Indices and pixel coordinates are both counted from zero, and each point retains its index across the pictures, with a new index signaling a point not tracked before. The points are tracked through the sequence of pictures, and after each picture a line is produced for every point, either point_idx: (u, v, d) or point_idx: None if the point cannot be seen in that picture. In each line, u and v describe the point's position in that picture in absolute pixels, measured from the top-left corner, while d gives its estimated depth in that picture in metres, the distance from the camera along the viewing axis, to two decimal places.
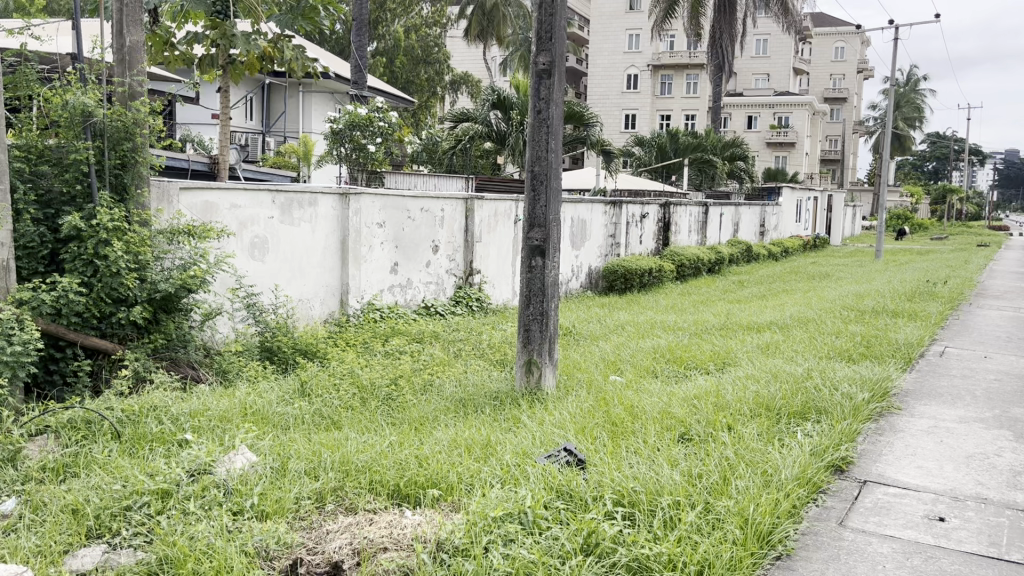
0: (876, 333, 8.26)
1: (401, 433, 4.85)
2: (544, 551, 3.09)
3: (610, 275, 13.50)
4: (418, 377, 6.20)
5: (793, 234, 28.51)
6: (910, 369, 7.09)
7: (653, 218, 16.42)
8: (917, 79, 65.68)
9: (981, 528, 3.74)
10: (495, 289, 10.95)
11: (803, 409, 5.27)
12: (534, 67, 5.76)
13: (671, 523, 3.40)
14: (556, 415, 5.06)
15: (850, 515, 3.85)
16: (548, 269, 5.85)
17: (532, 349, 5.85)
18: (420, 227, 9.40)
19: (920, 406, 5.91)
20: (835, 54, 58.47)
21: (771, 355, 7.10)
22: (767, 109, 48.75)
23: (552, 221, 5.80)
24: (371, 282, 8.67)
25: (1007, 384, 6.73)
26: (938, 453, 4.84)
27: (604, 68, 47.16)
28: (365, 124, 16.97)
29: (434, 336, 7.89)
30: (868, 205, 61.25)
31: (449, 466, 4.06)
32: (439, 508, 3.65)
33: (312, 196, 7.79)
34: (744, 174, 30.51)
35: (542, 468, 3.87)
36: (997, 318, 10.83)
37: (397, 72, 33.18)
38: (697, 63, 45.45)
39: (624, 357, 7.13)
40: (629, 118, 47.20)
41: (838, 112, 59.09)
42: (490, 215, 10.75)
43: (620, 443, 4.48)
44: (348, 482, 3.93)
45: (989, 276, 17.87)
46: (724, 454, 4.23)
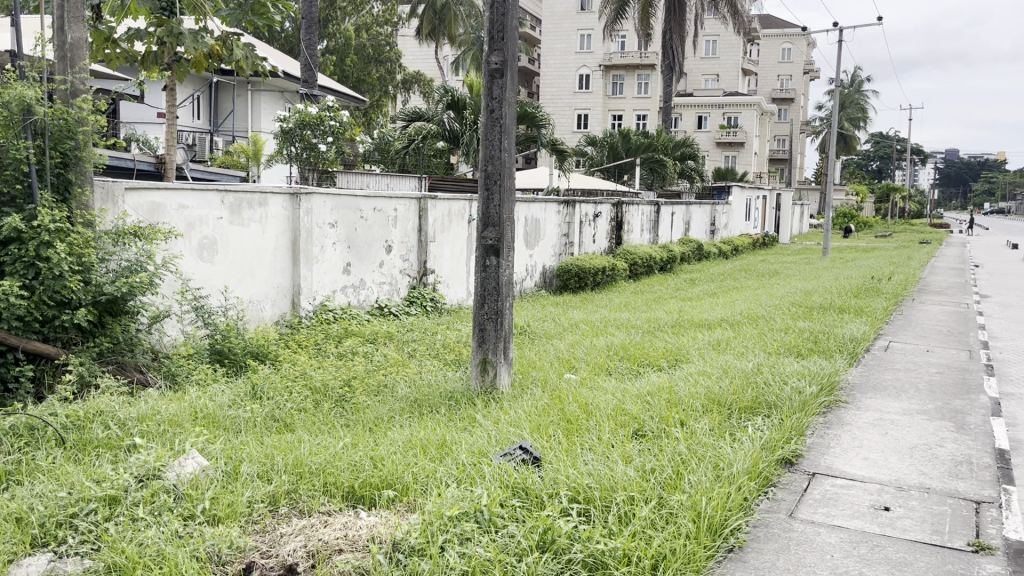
0: (824, 328, 8.44)
1: (355, 433, 4.83)
2: (500, 549, 3.09)
3: (563, 274, 13.54)
4: (372, 377, 6.16)
5: (743, 233, 28.95)
6: (857, 364, 7.26)
7: (606, 217, 16.53)
8: (861, 79, 67.23)
9: (925, 516, 3.85)
10: (449, 289, 10.93)
11: (754, 404, 5.37)
12: (487, 66, 5.75)
13: (625, 518, 3.43)
14: (511, 413, 5.07)
15: (799, 506, 3.93)
16: (502, 269, 5.85)
17: (487, 348, 5.86)
18: (372, 227, 9.34)
19: (866, 400, 6.06)
20: (781, 55, 59.53)
21: (722, 351, 7.22)
22: (716, 110, 49.47)
23: (506, 220, 5.81)
24: (323, 283, 8.58)
25: (948, 377, 6.94)
26: (884, 445, 4.96)
27: (556, 67, 47.36)
28: (315, 123, 16.79)
29: (388, 336, 7.84)
30: (815, 204, 62.49)
31: (405, 466, 4.05)
32: (395, 509, 3.63)
33: (261, 195, 7.69)
34: (695, 174, 30.93)
35: (498, 467, 3.87)
36: (939, 313, 11.15)
37: (348, 71, 32.89)
38: (648, 64, 45.89)
39: (579, 355, 7.17)
40: (582, 118, 47.49)
41: (785, 113, 60.23)
42: (444, 214, 10.72)
43: (574, 440, 4.50)
44: (302, 485, 3.89)
45: (932, 272, 18.36)
46: (678, 449, 4.28)
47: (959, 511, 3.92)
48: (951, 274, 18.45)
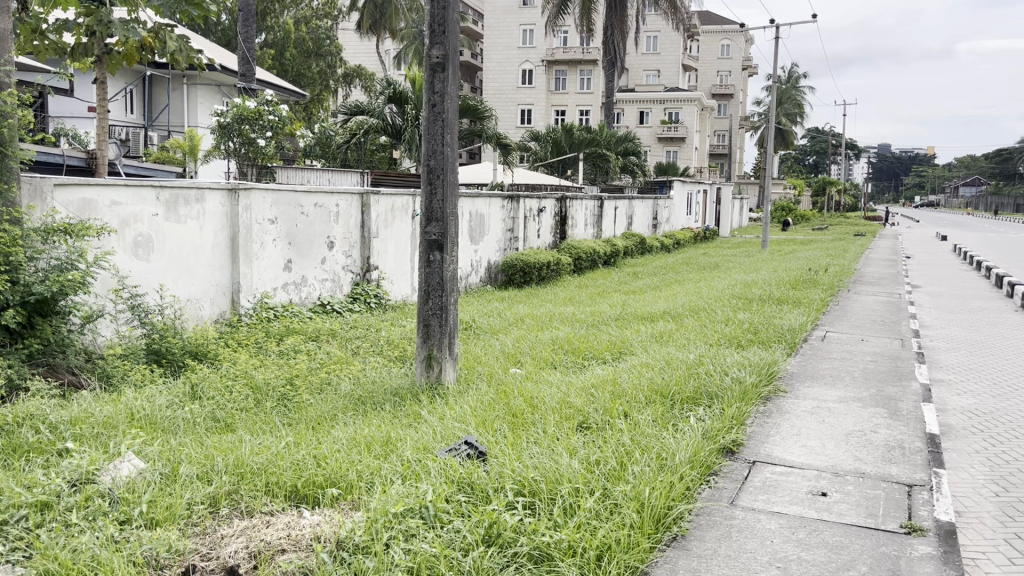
0: (763, 319, 8.61)
1: (297, 433, 4.77)
2: (446, 544, 3.08)
3: (508, 269, 13.54)
4: (315, 375, 6.09)
5: (684, 227, 29.35)
6: (794, 353, 7.42)
7: (550, 212, 16.59)
8: (798, 76, 68.71)
9: (860, 501, 3.95)
10: (394, 285, 10.85)
11: (695, 394, 5.45)
12: (428, 60, 5.72)
13: (570, 510, 3.45)
14: (457, 409, 5.06)
15: (740, 494, 4.01)
16: (446, 264, 5.82)
17: (432, 344, 5.83)
18: (314, 223, 9.22)
19: (804, 388, 6.20)
20: (720, 52, 60.49)
21: (665, 343, 7.31)
22: (658, 105, 50.03)
23: (449, 215, 5.78)
24: (264, 280, 8.44)
25: (882, 365, 7.14)
26: (821, 432, 5.09)
27: (499, 62, 47.29)
28: (253, 117, 16.47)
29: (331, 333, 7.75)
30: (755, 198, 63.70)
31: (348, 464, 4.01)
32: (340, 507, 3.60)
33: (198, 191, 7.53)
34: (637, 169, 31.26)
35: (443, 462, 3.86)
36: (873, 304, 11.47)
37: (287, 65, 32.38)
38: (590, 59, 46.20)
39: (524, 349, 7.19)
40: (525, 113, 47.56)
41: (724, 108, 61.27)
42: (388, 209, 10.63)
43: (519, 434, 4.52)
44: (243, 486, 3.82)
45: (866, 264, 18.86)
46: (621, 440, 4.32)
47: (893, 495, 4.04)
48: (883, 265, 19.01)
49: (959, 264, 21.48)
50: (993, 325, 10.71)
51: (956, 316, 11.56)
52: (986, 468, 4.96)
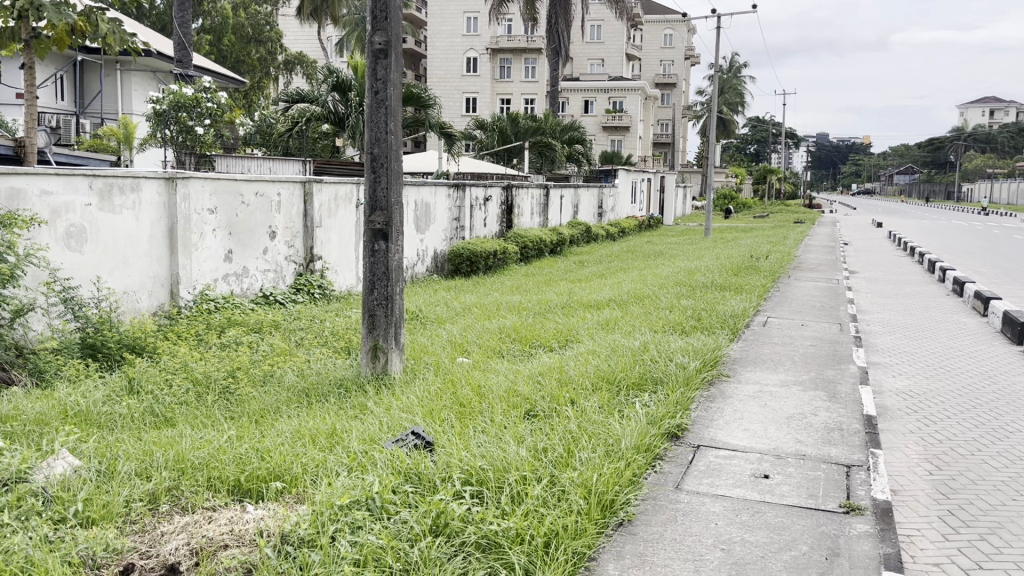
0: (706, 306, 8.73)
1: (240, 426, 4.67)
2: (393, 535, 3.05)
3: (455, 258, 13.48)
4: (258, 368, 5.97)
5: (629, 215, 29.60)
6: (737, 339, 7.54)
7: (496, 201, 16.55)
8: (739, 66, 69.78)
9: (801, 482, 4.04)
10: (338, 275, 10.72)
11: (641, 380, 5.51)
12: (371, 46, 5.63)
13: (518, 498, 3.45)
14: (403, 399, 5.02)
15: (685, 478, 4.06)
16: (391, 253, 5.76)
17: (377, 334, 5.78)
18: (254, 212, 9.05)
19: (746, 373, 6.31)
20: (663, 41, 61.06)
21: (611, 330, 7.36)
22: (602, 94, 50.31)
23: (394, 204, 5.72)
24: (203, 271, 8.26)
25: (821, 349, 7.29)
26: (763, 416, 5.18)
27: (444, 50, 46.99)
28: (190, 104, 16.05)
29: (274, 325, 7.62)
30: (698, 186, 64.51)
31: (293, 457, 3.95)
32: (284, 500, 3.54)
33: (134, 180, 7.31)
34: (582, 158, 31.46)
35: (390, 453, 3.82)
36: (813, 289, 11.72)
37: (225, 51, 31.71)
38: (535, 48, 46.24)
39: (471, 339, 7.17)
40: (470, 102, 47.34)
41: (668, 97, 61.91)
42: (331, 198, 10.49)
43: (467, 423, 4.50)
44: (184, 481, 3.73)
45: (806, 251, 19.26)
46: (568, 427, 4.34)
47: (832, 475, 4.14)
48: (821, 251, 19.44)
49: (894, 250, 22.10)
50: (926, 309, 11.03)
51: (892, 300, 11.88)
52: (919, 447, 5.12)
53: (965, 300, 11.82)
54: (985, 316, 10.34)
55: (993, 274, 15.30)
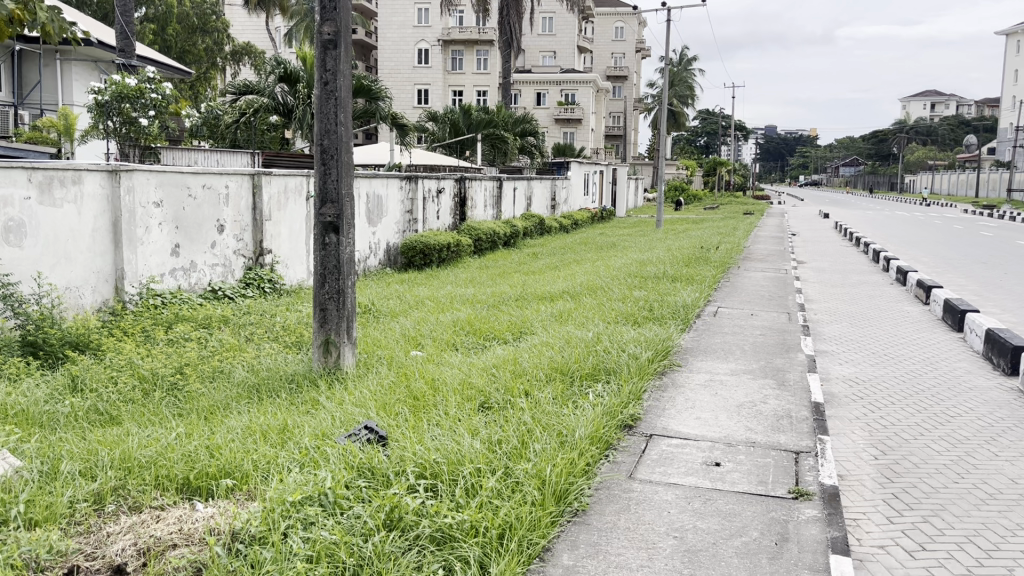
0: (659, 297, 8.82)
1: (189, 423, 4.60)
2: (346, 531, 3.01)
3: (408, 251, 13.42)
4: (206, 364, 5.86)
5: (582, 207, 29.74)
6: (689, 329, 7.63)
7: (449, 193, 16.48)
8: (690, 58, 70.52)
9: (751, 469, 4.11)
10: (289, 269, 10.58)
11: (594, 371, 5.56)
12: (319, 36, 5.55)
13: (473, 490, 3.45)
14: (356, 394, 4.97)
15: (638, 467, 4.10)
16: (343, 246, 5.69)
17: (329, 329, 5.72)
18: (202, 206, 8.89)
19: (698, 362, 6.39)
20: (614, 34, 61.44)
21: (564, 322, 7.39)
22: (554, 87, 50.43)
23: (344, 196, 5.65)
24: (149, 265, 8.09)
25: (770, 339, 7.42)
26: (714, 404, 5.25)
27: (394, 41, 46.62)
28: (134, 96, 15.68)
29: (223, 320, 7.50)
30: (650, 178, 65.07)
31: (243, 454, 3.89)
32: (235, 497, 3.48)
33: (76, 172, 7.12)
34: (535, 150, 31.60)
35: (343, 448, 3.78)
36: (761, 279, 11.91)
37: (169, 41, 31.00)
38: (486, 40, 46.16)
39: (425, 332, 7.12)
40: (422, 93, 47.05)
41: (619, 90, 62.30)
42: (280, 190, 10.33)
43: (421, 417, 4.48)
44: (131, 480, 3.65)
45: (756, 241, 19.57)
46: (523, 419, 4.35)
47: (781, 462, 4.21)
48: (770, 242, 19.76)
49: (841, 240, 22.55)
50: (871, 298, 11.29)
51: (838, 290, 12.13)
52: (865, 433, 5.24)
53: (908, 289, 12.13)
54: (927, 304, 10.62)
55: (935, 263, 15.68)
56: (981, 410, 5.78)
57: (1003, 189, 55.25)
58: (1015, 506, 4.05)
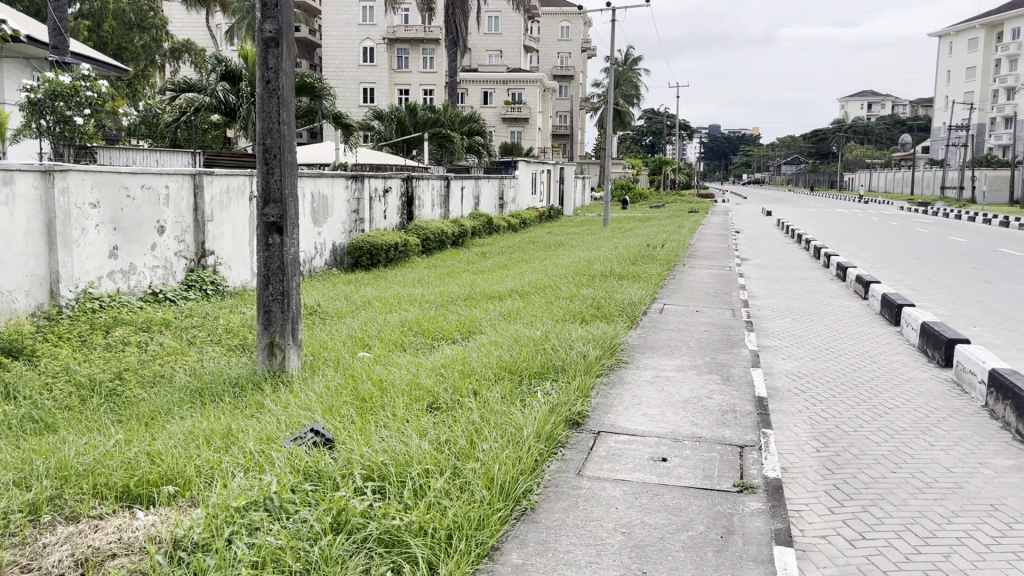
0: (605, 295, 8.88)
1: (129, 429, 4.49)
2: (292, 535, 2.97)
3: (355, 251, 13.30)
4: (146, 369, 5.74)
5: (531, 207, 29.80)
6: (635, 326, 7.71)
7: (396, 192, 16.35)
8: (635, 58, 71.29)
9: (697, 463, 4.16)
10: (231, 271, 10.39)
11: (542, 369, 5.58)
12: (260, 34, 5.46)
13: (421, 491, 3.43)
14: (302, 396, 4.91)
15: (586, 464, 4.13)
16: (286, 247, 5.61)
17: (274, 331, 5.63)
18: (141, 206, 8.69)
19: (645, 359, 6.45)
20: (560, 34, 61.87)
21: (513, 321, 7.41)
22: (501, 86, 50.51)
23: (288, 196, 5.56)
24: (87, 268, 7.88)
25: (715, 335, 7.53)
26: (660, 400, 5.31)
27: (339, 39, 46.21)
28: (68, 93, 15.21)
29: (164, 324, 7.34)
30: (597, 177, 65.55)
31: (186, 460, 3.81)
32: (177, 504, 3.40)
33: (7, 173, 6.87)
34: (483, 149, 31.63)
35: (288, 452, 3.72)
36: (706, 276, 12.07)
37: (106, 38, 30.30)
38: (432, 38, 46.00)
39: (372, 333, 7.07)
40: (368, 92, 46.71)
41: (565, 89, 62.69)
42: (222, 191, 10.14)
43: (368, 418, 4.44)
44: (67, 490, 3.54)
45: (701, 239, 19.83)
46: (471, 419, 4.34)
47: (726, 456, 4.28)
48: (715, 239, 20.10)
49: (784, 237, 22.95)
50: (812, 294, 11.52)
51: (781, 286, 12.36)
52: (807, 425, 5.36)
53: (847, 284, 12.42)
54: (865, 299, 10.89)
55: (874, 259, 16.07)
56: (918, 401, 5.95)
57: (937, 186, 56.94)
58: (949, 494, 4.18)
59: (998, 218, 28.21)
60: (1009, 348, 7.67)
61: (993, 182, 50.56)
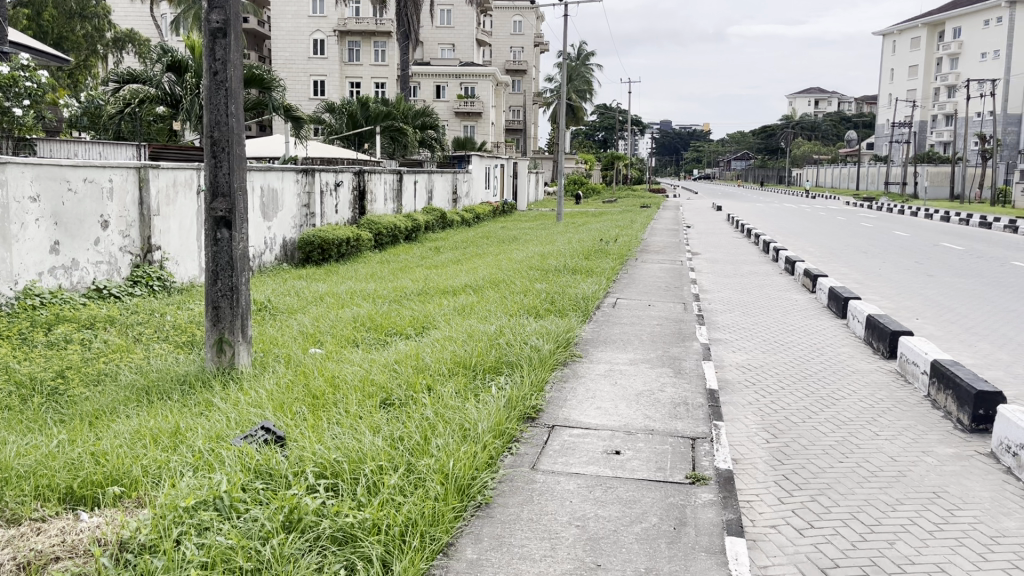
0: (559, 289, 8.91)
1: (72, 430, 4.37)
2: (243, 535, 2.91)
3: (305, 246, 13.11)
4: (90, 367, 5.59)
5: (483, 201, 29.74)
6: (588, 320, 7.74)
7: (348, 186, 16.18)
8: (587, 53, 71.64)
9: (650, 456, 4.20)
10: (179, 266, 10.18)
11: (496, 364, 5.57)
12: (207, 24, 5.33)
13: (374, 488, 3.39)
14: (252, 394, 4.83)
15: (540, 458, 4.13)
16: (235, 242, 5.50)
17: (222, 327, 5.53)
18: (83, 200, 8.46)
19: (598, 353, 6.48)
20: (512, 28, 61.88)
21: (467, 316, 7.40)
22: (453, 79, 50.31)
23: (236, 190, 5.46)
24: (27, 264, 7.66)
25: (667, 328, 7.60)
26: (614, 393, 5.34)
27: (288, 31, 45.60)
28: (7, 84, 14.65)
29: (108, 321, 7.17)
30: (550, 172, 65.75)
31: (132, 459, 3.72)
32: (123, 505, 3.31)
33: None
34: (435, 144, 31.49)
35: (238, 450, 3.66)
36: (658, 271, 12.18)
37: (46, 27, 29.25)
38: (384, 31, 45.63)
39: (324, 328, 6.99)
40: (318, 84, 46.19)
41: (518, 84, 62.72)
42: (168, 185, 9.93)
43: (320, 415, 4.39)
44: (8, 492, 3.43)
45: (653, 234, 20.01)
46: (425, 415, 4.31)
47: (678, 448, 4.32)
48: (666, 234, 20.31)
49: (734, 231, 23.25)
50: (761, 287, 11.71)
51: (731, 280, 12.52)
52: (757, 417, 5.44)
53: (795, 278, 12.64)
54: (813, 292, 11.10)
55: (821, 253, 16.39)
56: (863, 392, 6.08)
57: (881, 182, 58.29)
58: (893, 482, 4.28)
59: (940, 214, 28.90)
60: (950, 339, 7.89)
61: (934, 178, 51.92)
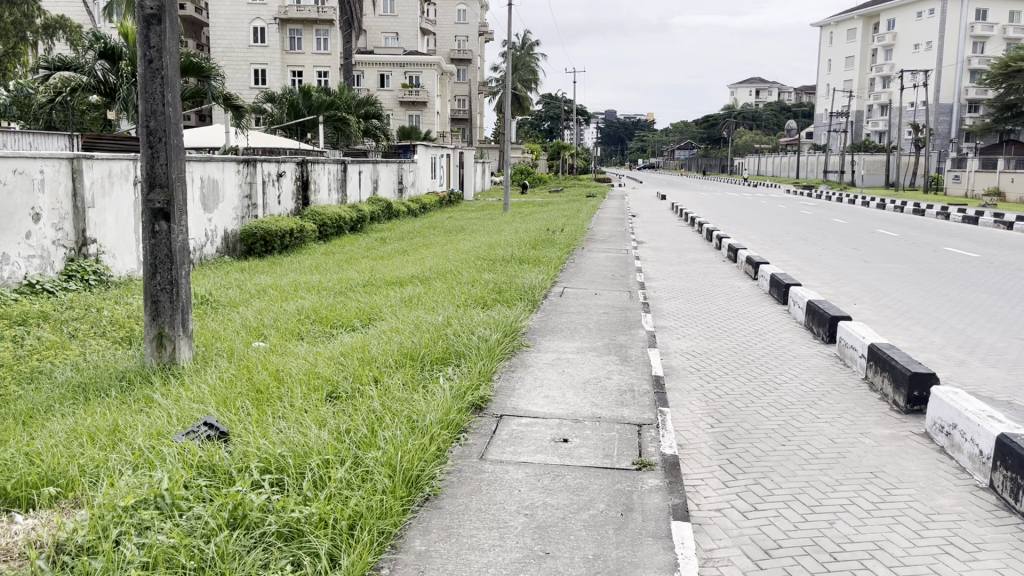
0: (506, 279, 8.91)
1: (4, 429, 4.23)
2: (185, 533, 2.85)
3: (247, 237, 12.87)
4: (23, 365, 5.42)
5: (429, 191, 29.57)
6: (536, 310, 7.76)
7: (290, 177, 15.92)
8: (532, 43, 71.68)
9: (597, 443, 4.23)
10: (115, 260, 9.90)
11: (444, 355, 5.55)
12: (140, 10, 5.17)
13: (320, 482, 3.34)
14: (193, 389, 4.72)
15: (488, 448, 4.13)
16: (174, 235, 5.36)
17: (162, 322, 5.39)
18: (13, 193, 8.18)
19: (545, 342, 6.51)
20: (457, 17, 61.61)
21: (414, 306, 7.35)
22: (398, 69, 49.87)
23: (174, 180, 5.33)
24: None
25: (613, 316, 7.67)
26: (561, 382, 5.37)
27: (228, 18, 44.63)
28: None
29: (41, 316, 6.94)
30: (496, 162, 65.68)
31: (68, 459, 3.62)
32: (59, 507, 3.22)
33: None
34: (379, 133, 31.18)
35: (180, 446, 3.58)
36: (604, 260, 12.26)
37: None
38: (326, 19, 44.97)
39: (267, 321, 6.88)
40: (259, 73, 45.36)
41: (463, 73, 62.48)
42: (103, 176, 9.65)
43: (264, 409, 4.33)
44: None
45: (599, 223, 20.17)
46: (372, 408, 4.26)
47: (625, 435, 4.37)
48: (611, 223, 20.46)
49: (678, 220, 23.56)
50: (705, 275, 11.88)
51: (676, 268, 12.69)
52: (702, 402, 5.53)
53: (737, 265, 12.86)
54: (755, 279, 11.29)
55: (763, 240, 16.69)
56: (804, 376, 6.23)
57: (820, 170, 59.70)
58: (833, 463, 4.39)
59: (876, 202, 29.67)
60: (886, 323, 8.12)
61: (870, 167, 53.32)
